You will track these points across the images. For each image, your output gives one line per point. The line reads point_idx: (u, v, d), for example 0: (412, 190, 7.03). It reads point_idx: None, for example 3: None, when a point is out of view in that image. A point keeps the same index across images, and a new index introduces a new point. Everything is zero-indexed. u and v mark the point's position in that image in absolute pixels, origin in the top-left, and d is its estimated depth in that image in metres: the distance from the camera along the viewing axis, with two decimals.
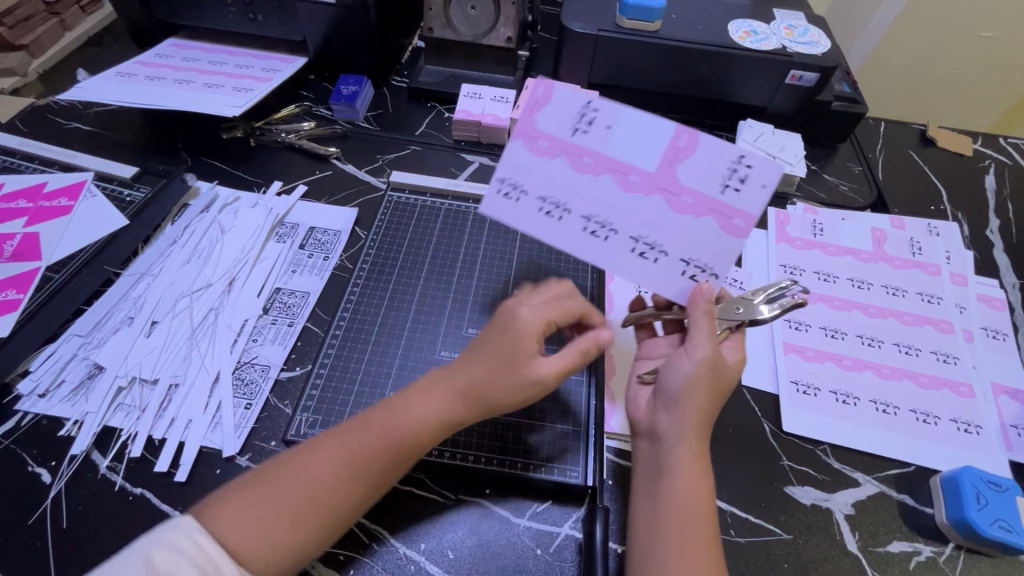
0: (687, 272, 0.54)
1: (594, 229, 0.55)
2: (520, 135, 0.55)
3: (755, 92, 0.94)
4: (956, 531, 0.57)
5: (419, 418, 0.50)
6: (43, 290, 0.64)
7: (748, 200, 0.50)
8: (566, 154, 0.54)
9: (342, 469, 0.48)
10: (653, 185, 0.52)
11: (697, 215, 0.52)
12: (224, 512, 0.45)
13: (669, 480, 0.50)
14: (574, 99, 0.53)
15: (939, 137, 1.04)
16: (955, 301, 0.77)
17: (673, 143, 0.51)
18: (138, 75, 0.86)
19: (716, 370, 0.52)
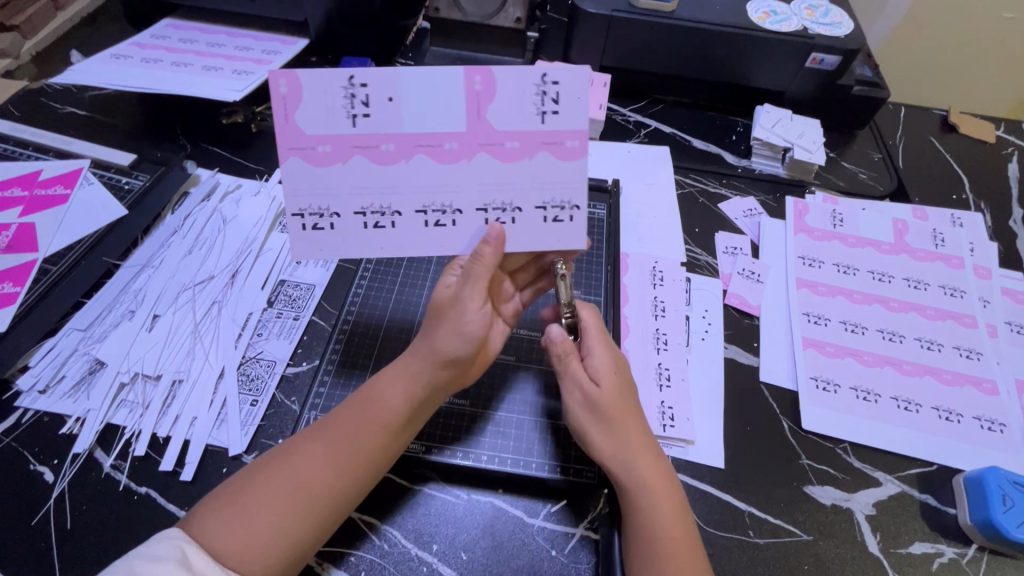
0: (549, 216, 0.53)
1: (435, 217, 0.52)
2: (293, 150, 0.49)
3: (773, 77, 0.91)
4: (980, 533, 0.56)
5: (395, 403, 0.51)
6: (42, 283, 0.64)
7: (569, 115, 0.50)
8: (358, 149, 0.50)
9: (331, 460, 0.48)
10: (473, 144, 0.50)
11: (528, 156, 0.51)
12: (213, 522, 0.44)
13: (630, 494, 0.51)
14: (319, 83, 0.48)
15: (961, 123, 1.00)
16: (978, 295, 0.75)
17: (471, 88, 0.49)
18: (134, 57, 0.83)
19: (595, 411, 0.53)
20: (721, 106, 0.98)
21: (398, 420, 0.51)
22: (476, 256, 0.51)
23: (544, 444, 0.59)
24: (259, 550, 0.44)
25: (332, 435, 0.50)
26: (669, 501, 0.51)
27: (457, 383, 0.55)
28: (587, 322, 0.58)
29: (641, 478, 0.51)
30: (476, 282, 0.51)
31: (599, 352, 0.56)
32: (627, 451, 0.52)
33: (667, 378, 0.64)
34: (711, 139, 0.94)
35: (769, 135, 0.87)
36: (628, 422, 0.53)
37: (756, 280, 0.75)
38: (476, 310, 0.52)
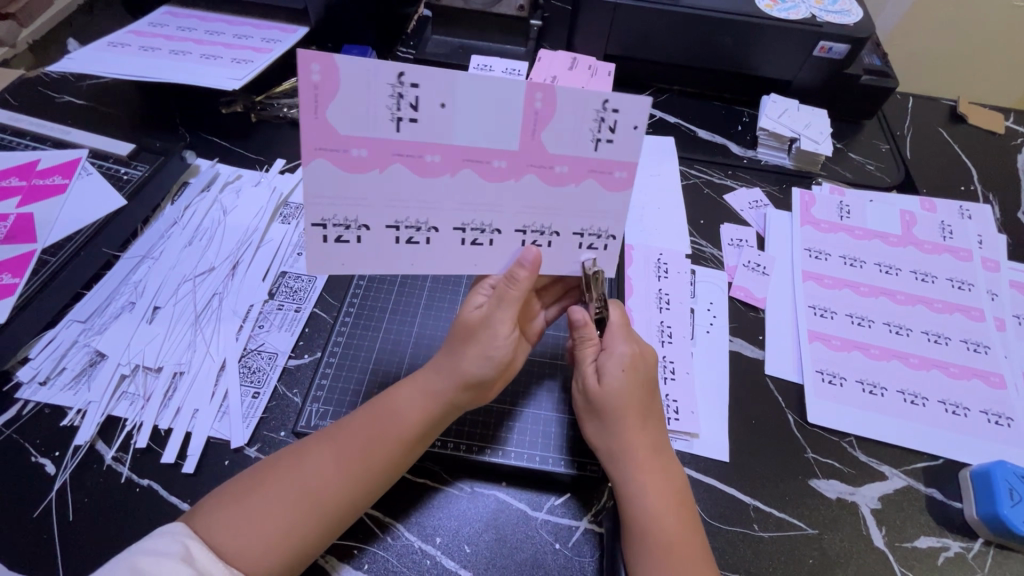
0: (585, 243, 0.54)
1: (472, 235, 0.52)
2: (321, 151, 0.46)
3: (780, 66, 0.89)
4: (987, 527, 0.56)
5: (412, 417, 0.51)
6: (39, 275, 0.62)
7: (624, 145, 0.49)
8: (398, 157, 0.48)
9: (340, 469, 0.48)
10: (521, 164, 0.49)
11: (576, 181, 0.51)
12: (217, 520, 0.44)
13: (628, 493, 0.50)
14: (361, 79, 0.44)
15: (969, 114, 0.99)
16: (986, 287, 0.74)
17: (531, 106, 0.47)
18: (132, 45, 0.82)
19: (597, 407, 0.53)
20: (727, 96, 0.97)
21: (413, 436, 0.51)
22: (510, 277, 0.52)
23: (548, 438, 0.58)
24: (262, 552, 0.44)
25: (343, 442, 0.49)
26: (670, 501, 0.50)
27: (476, 402, 0.54)
28: (613, 319, 0.57)
29: (640, 479, 0.51)
30: (507, 304, 0.52)
31: (622, 352, 0.54)
32: (629, 448, 0.52)
33: (671, 371, 0.64)
34: (717, 129, 0.92)
35: (774, 126, 0.86)
36: (634, 420, 0.52)
37: (761, 273, 0.74)
38: (505, 334, 0.52)
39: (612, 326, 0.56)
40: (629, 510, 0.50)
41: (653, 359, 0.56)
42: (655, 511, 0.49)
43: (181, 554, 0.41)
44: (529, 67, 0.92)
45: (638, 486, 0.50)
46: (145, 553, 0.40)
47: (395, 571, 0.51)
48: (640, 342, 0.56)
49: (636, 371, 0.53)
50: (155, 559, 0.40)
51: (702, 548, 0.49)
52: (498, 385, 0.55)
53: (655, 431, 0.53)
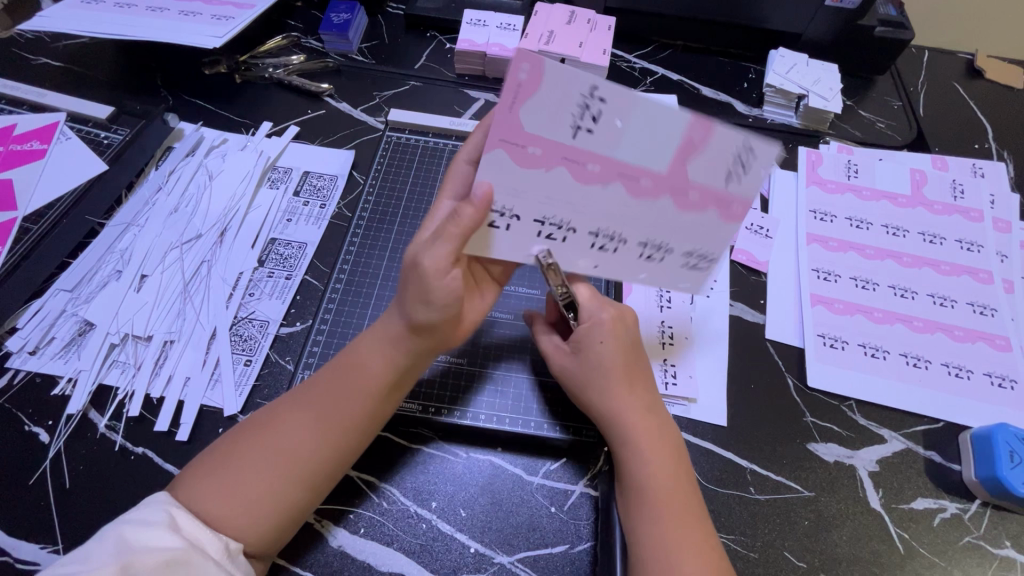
0: (691, 264, 0.50)
1: (601, 242, 0.49)
2: (502, 141, 0.44)
3: (789, 17, 0.85)
4: (984, 489, 0.55)
5: (378, 368, 0.50)
6: (23, 242, 0.61)
7: (755, 185, 0.45)
8: (565, 161, 0.44)
9: (316, 431, 0.47)
10: (664, 187, 0.45)
11: (702, 211, 0.47)
12: (201, 491, 0.44)
13: (627, 460, 0.50)
14: (563, 81, 0.41)
15: (988, 68, 0.94)
16: (997, 249, 0.72)
17: (686, 134, 0.43)
18: (107, 2, 0.78)
19: (592, 373, 0.52)
20: (733, 51, 0.92)
21: (382, 386, 0.49)
22: (454, 215, 0.45)
23: (544, 404, 0.58)
24: (251, 514, 0.44)
25: (318, 401, 0.48)
26: (670, 460, 0.50)
27: (440, 349, 0.52)
28: (581, 297, 0.54)
29: (635, 446, 0.50)
30: (449, 242, 0.45)
31: (603, 318, 0.53)
32: (619, 415, 0.51)
33: (670, 336, 0.63)
34: (721, 87, 0.88)
35: (782, 82, 0.83)
36: (616, 388, 0.51)
37: (765, 236, 0.72)
38: (448, 271, 0.46)
39: (580, 304, 0.54)
40: (626, 476, 0.49)
41: (632, 319, 0.55)
42: (654, 470, 0.49)
43: (167, 523, 0.41)
44: (525, 21, 0.87)
45: (638, 445, 0.50)
46: (129, 523, 0.40)
47: (391, 535, 0.51)
48: (614, 304, 0.56)
49: (617, 335, 0.53)
50: (140, 529, 0.40)
51: (695, 506, 0.49)
52: (451, 332, 0.51)
53: (645, 394, 0.53)
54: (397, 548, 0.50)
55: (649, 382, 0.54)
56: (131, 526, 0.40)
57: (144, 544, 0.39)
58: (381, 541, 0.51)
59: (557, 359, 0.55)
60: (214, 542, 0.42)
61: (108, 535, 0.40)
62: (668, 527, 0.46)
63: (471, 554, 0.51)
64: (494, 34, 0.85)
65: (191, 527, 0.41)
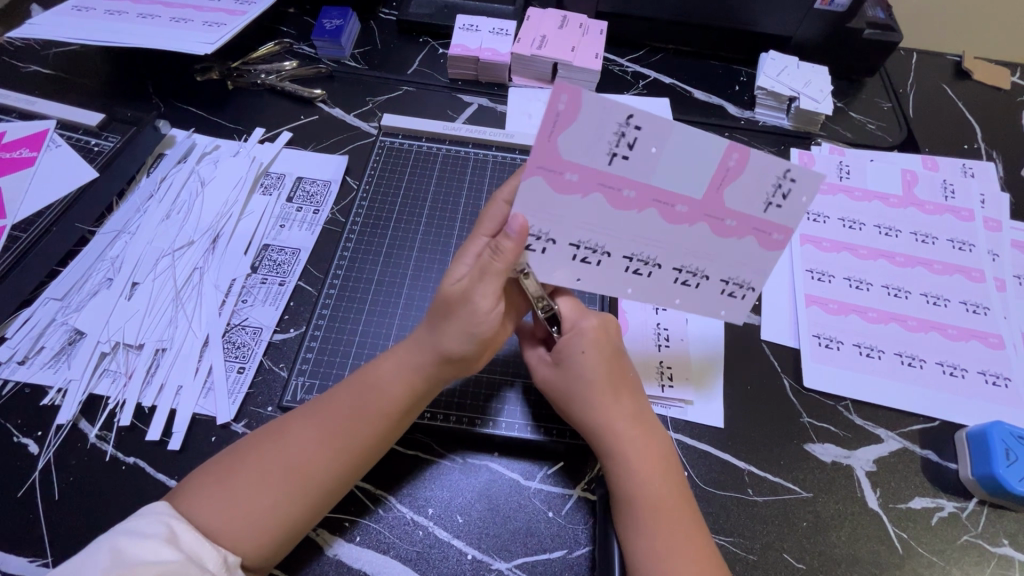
0: (726, 290, 0.52)
1: (635, 265, 0.50)
2: (540, 169, 0.44)
3: (779, 20, 0.85)
4: (982, 487, 0.55)
5: (398, 388, 0.50)
6: (12, 249, 0.60)
7: (793, 213, 0.47)
8: (601, 187, 0.45)
9: (329, 447, 0.47)
10: (699, 213, 0.47)
11: (739, 237, 0.48)
12: (207, 503, 0.43)
13: (620, 466, 0.49)
14: (601, 112, 0.42)
15: (975, 69, 0.95)
16: (988, 248, 0.72)
17: (725, 163, 0.45)
18: (97, 9, 0.78)
19: (578, 382, 0.52)
20: (724, 54, 0.93)
21: (401, 406, 0.50)
22: (496, 249, 0.47)
23: (540, 407, 0.57)
24: (255, 528, 0.43)
25: (333, 417, 0.48)
26: (657, 470, 0.49)
27: (465, 372, 0.54)
28: (563, 309, 0.55)
29: (628, 450, 0.50)
30: (493, 278, 0.48)
31: (585, 327, 0.54)
32: (611, 420, 0.51)
33: (666, 338, 0.63)
34: (713, 90, 0.89)
35: (774, 84, 0.83)
36: (608, 391, 0.52)
37: None
38: (490, 307, 0.49)
39: (563, 315, 0.55)
40: (619, 482, 0.49)
41: (615, 325, 0.56)
42: (640, 479, 0.49)
43: (165, 536, 0.40)
44: (517, 25, 0.88)
45: (625, 453, 0.50)
46: (125, 536, 0.39)
47: (388, 542, 0.50)
48: (597, 314, 0.56)
49: (598, 342, 0.53)
50: (138, 542, 0.39)
51: (691, 510, 0.49)
52: (483, 357, 0.53)
53: (633, 400, 0.53)
54: (394, 556, 0.50)
55: (636, 390, 0.54)
56: (127, 538, 0.39)
57: (140, 557, 0.38)
58: (377, 549, 0.50)
59: (543, 372, 0.55)
60: (214, 556, 0.41)
61: (103, 549, 0.38)
62: (657, 539, 0.46)
63: (469, 561, 0.50)
64: (487, 38, 0.85)
65: (189, 541, 0.41)
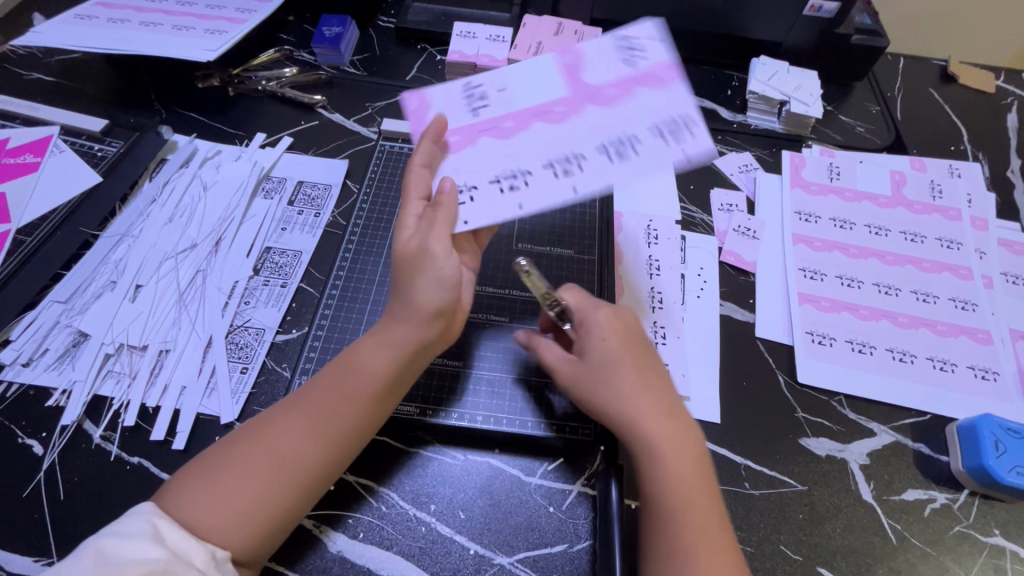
0: (664, 134, 0.53)
1: (560, 167, 0.52)
2: (431, 142, 0.53)
3: (769, 26, 0.87)
4: (972, 478, 0.56)
5: (375, 372, 0.49)
6: (15, 256, 0.61)
7: (654, 56, 0.58)
8: (483, 133, 0.55)
9: (310, 438, 0.47)
10: (579, 100, 0.56)
11: (627, 95, 0.56)
12: (195, 501, 0.44)
13: (653, 462, 0.48)
14: (446, 91, 0.57)
15: (961, 74, 0.98)
16: (975, 246, 0.74)
17: (565, 60, 0.58)
18: (100, 18, 0.79)
19: (600, 370, 0.52)
20: (716, 60, 0.95)
21: (379, 389, 0.49)
22: (434, 204, 0.50)
23: (541, 404, 0.57)
24: (239, 523, 0.44)
25: (313, 408, 0.48)
26: (690, 464, 0.49)
27: (441, 346, 0.53)
28: (572, 303, 0.55)
29: (660, 448, 0.49)
30: (439, 227, 0.49)
31: (599, 319, 0.54)
32: (640, 414, 0.50)
33: (662, 335, 0.64)
34: (706, 94, 0.91)
35: (764, 89, 0.85)
36: (635, 382, 0.51)
37: (752, 237, 0.73)
38: (446, 254, 0.49)
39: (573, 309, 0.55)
40: (649, 481, 0.48)
41: (631, 316, 0.56)
42: (674, 476, 0.48)
43: (149, 534, 0.41)
44: (513, 32, 0.89)
45: (659, 453, 0.48)
46: (110, 536, 0.39)
47: (391, 539, 0.51)
48: (608, 304, 0.57)
49: (618, 331, 0.54)
50: (122, 541, 0.39)
51: (719, 509, 0.48)
52: (456, 318, 0.54)
53: (664, 391, 0.52)
54: (397, 552, 0.51)
55: (665, 381, 0.53)
56: (111, 539, 0.39)
57: (126, 558, 0.38)
58: (380, 545, 0.51)
59: (561, 369, 0.54)
60: (201, 553, 0.41)
61: (85, 550, 0.39)
62: (689, 536, 0.46)
63: (471, 556, 0.51)
64: (484, 45, 0.86)
65: (174, 538, 0.41)
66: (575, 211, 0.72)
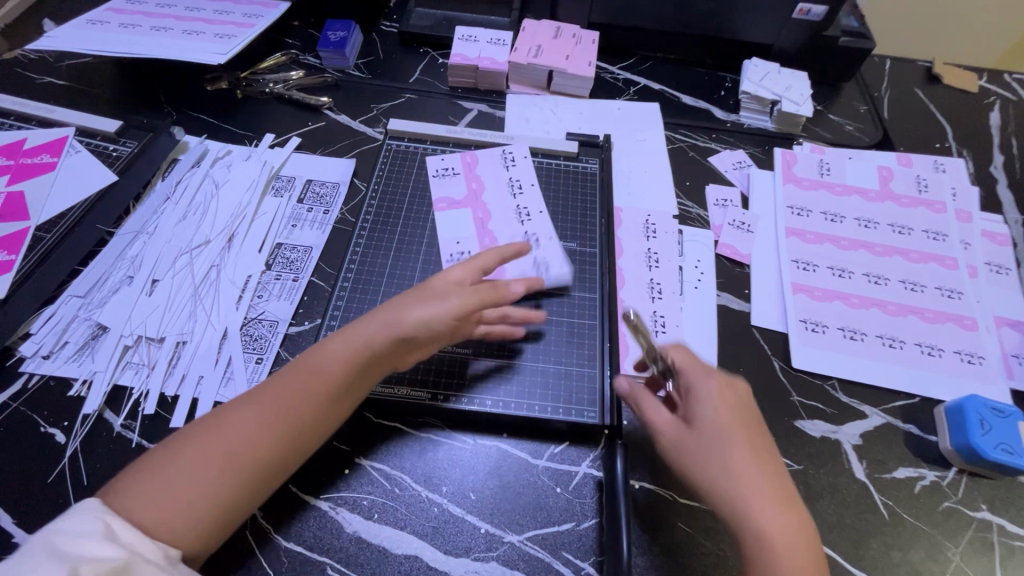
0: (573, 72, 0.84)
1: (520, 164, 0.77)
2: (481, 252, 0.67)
3: (760, 29, 0.91)
4: (960, 456, 0.59)
5: (335, 371, 0.51)
6: (35, 252, 0.62)
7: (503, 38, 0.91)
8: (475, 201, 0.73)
9: (265, 433, 0.47)
10: None
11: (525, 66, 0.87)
12: (135, 496, 0.43)
13: (760, 550, 0.44)
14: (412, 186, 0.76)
15: (945, 74, 1.01)
16: (959, 238, 0.77)
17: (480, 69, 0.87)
18: (111, 23, 0.81)
19: (705, 440, 0.48)
20: (709, 62, 0.98)
21: (338, 387, 0.51)
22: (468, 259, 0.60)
23: (548, 390, 0.59)
24: (191, 517, 0.43)
25: (269, 404, 0.49)
26: (806, 558, 0.44)
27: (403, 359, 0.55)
28: (680, 361, 0.52)
29: (767, 534, 0.44)
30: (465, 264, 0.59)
31: (710, 385, 0.50)
32: (744, 493, 0.46)
33: (661, 325, 0.66)
34: (700, 95, 0.94)
35: (757, 89, 0.88)
36: (744, 457, 0.47)
37: (747, 231, 0.76)
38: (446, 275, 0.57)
39: (680, 368, 0.52)
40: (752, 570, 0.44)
41: (743, 387, 0.52)
42: (788, 568, 0.43)
43: (101, 532, 0.39)
44: (513, 36, 0.92)
45: (766, 539, 0.44)
46: (60, 533, 0.38)
47: (405, 519, 0.53)
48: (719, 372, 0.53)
49: (729, 402, 0.50)
50: (73, 538, 0.38)
51: None
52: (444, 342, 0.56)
53: (775, 472, 0.48)
54: (410, 532, 0.52)
55: (778, 463, 0.49)
56: (63, 535, 0.38)
57: (81, 553, 0.37)
58: (395, 525, 0.53)
59: (665, 430, 0.51)
60: (154, 549, 0.41)
61: (34, 544, 0.37)
62: None
63: (482, 535, 0.53)
64: (485, 48, 0.89)
65: (128, 537, 0.40)
66: (577, 206, 0.74)
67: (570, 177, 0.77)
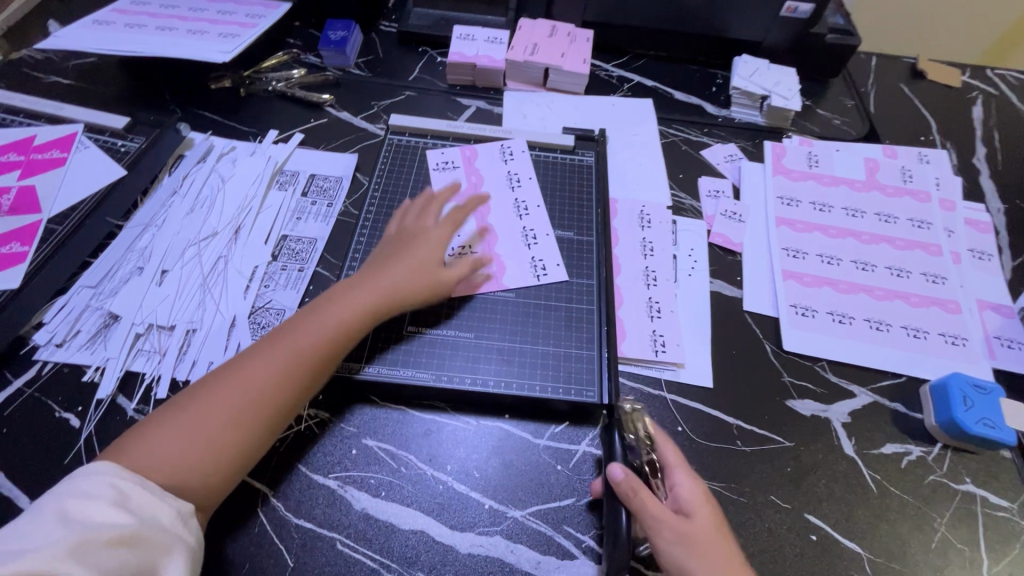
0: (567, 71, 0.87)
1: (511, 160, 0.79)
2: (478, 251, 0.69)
3: (750, 27, 0.93)
4: (944, 433, 0.61)
5: (332, 313, 0.56)
6: (48, 242, 0.64)
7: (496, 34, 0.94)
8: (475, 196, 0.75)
9: (276, 373, 0.52)
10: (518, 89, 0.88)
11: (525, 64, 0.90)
12: (160, 444, 0.47)
13: None
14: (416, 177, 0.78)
15: (929, 70, 1.04)
16: (943, 225, 0.80)
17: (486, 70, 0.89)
18: (117, 23, 0.83)
19: (698, 540, 0.48)
20: (700, 59, 1.01)
21: (335, 326, 0.56)
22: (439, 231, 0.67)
23: (547, 372, 0.61)
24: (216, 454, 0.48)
25: (275, 350, 0.53)
26: None
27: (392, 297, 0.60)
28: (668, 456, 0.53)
29: None
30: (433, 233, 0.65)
31: (696, 486, 0.52)
32: None
33: (657, 310, 0.68)
34: (692, 91, 0.97)
35: (747, 85, 0.91)
36: (726, 559, 0.48)
37: (738, 221, 0.78)
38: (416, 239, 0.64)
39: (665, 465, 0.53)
40: None
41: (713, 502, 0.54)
42: None
43: (112, 499, 0.40)
44: (510, 35, 0.95)
45: None
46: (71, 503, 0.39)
47: (411, 497, 0.55)
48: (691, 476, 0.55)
49: (708, 508, 0.51)
50: (84, 505, 0.39)
51: None
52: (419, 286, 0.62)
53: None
54: (416, 509, 0.54)
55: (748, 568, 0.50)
56: (73, 504, 0.39)
57: (92, 523, 0.38)
58: (401, 502, 0.54)
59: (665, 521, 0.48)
60: (166, 512, 0.42)
61: (48, 511, 0.38)
62: None
63: (487, 510, 0.55)
64: (483, 47, 0.91)
65: (137, 504, 0.41)
66: (572, 197, 0.77)
67: (566, 170, 0.79)
